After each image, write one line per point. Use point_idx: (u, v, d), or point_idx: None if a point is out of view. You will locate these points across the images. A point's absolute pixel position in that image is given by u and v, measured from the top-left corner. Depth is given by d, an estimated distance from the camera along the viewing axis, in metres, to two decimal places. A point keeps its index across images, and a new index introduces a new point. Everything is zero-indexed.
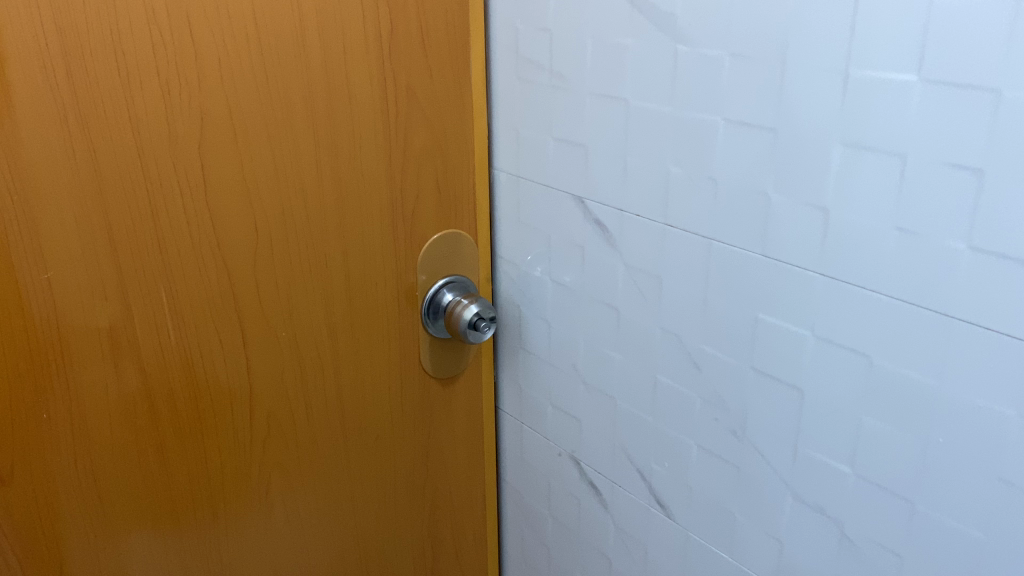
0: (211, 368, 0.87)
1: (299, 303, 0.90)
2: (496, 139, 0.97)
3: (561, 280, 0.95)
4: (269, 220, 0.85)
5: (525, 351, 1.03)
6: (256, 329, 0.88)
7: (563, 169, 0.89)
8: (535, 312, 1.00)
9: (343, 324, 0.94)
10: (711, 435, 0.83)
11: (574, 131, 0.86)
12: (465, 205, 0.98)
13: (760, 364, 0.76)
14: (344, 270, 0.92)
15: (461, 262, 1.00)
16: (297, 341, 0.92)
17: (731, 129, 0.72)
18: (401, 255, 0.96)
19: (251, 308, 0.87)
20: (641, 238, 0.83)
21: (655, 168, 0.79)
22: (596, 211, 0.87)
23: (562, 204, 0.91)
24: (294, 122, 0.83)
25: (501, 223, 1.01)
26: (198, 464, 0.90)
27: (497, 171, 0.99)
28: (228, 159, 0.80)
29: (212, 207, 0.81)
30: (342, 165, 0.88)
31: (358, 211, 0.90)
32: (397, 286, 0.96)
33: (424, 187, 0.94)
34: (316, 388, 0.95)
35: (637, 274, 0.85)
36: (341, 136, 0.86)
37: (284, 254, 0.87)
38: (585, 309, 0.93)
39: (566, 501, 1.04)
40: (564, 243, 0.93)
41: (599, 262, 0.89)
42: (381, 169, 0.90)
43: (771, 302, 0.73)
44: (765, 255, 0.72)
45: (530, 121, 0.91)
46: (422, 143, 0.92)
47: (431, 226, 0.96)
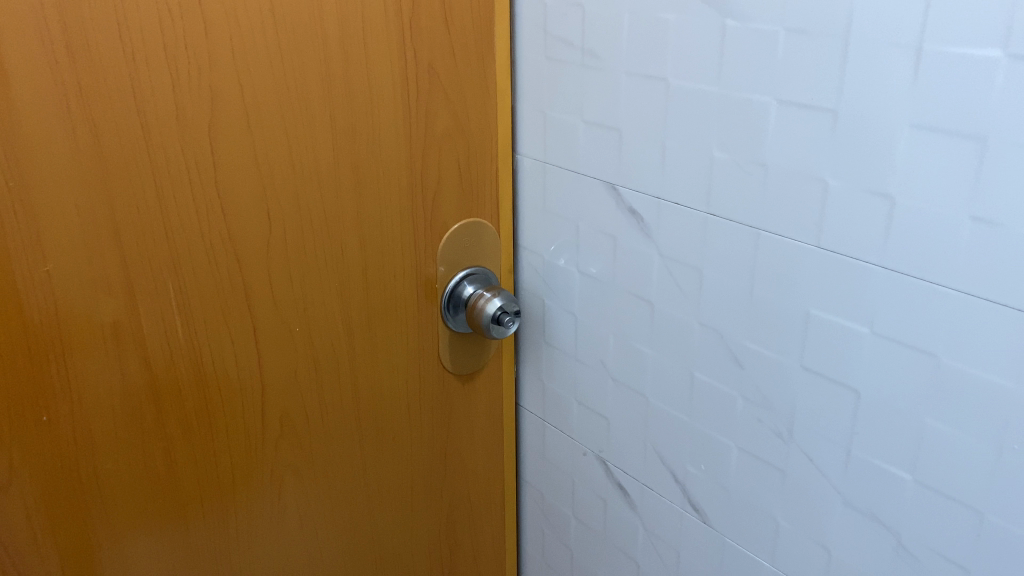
0: (221, 366, 0.82)
1: (314, 296, 0.85)
2: (520, 122, 0.92)
3: (589, 272, 0.90)
4: (284, 208, 0.80)
5: (547, 347, 0.98)
6: (267, 324, 0.83)
7: (595, 154, 0.84)
8: (559, 305, 0.95)
9: (359, 317, 0.89)
10: (754, 437, 0.78)
11: (608, 113, 0.81)
12: (487, 193, 0.93)
13: (811, 362, 0.71)
14: (361, 262, 0.87)
15: (483, 253, 0.95)
16: (311, 337, 0.87)
17: (785, 110, 0.67)
18: (421, 245, 0.90)
19: (262, 301, 0.82)
20: (679, 227, 0.78)
21: (698, 153, 0.74)
22: (630, 199, 0.82)
23: (593, 192, 0.86)
24: (312, 104, 0.78)
25: (524, 212, 0.95)
26: (207, 466, 0.85)
27: (521, 157, 0.93)
28: (241, 143, 0.75)
29: (222, 194, 0.76)
30: (361, 150, 0.82)
31: (377, 199, 0.85)
32: (415, 278, 0.91)
33: (445, 174, 0.89)
34: (330, 386, 0.90)
35: (674, 266, 0.80)
36: (359, 118, 0.81)
37: (299, 244, 0.82)
38: (614, 302, 0.88)
39: (591, 503, 0.99)
40: (593, 233, 0.88)
41: (632, 253, 0.84)
42: (401, 154, 0.85)
43: (825, 295, 0.68)
44: (820, 245, 0.68)
45: (559, 104, 0.86)
46: (444, 127, 0.87)
47: (452, 215, 0.91)
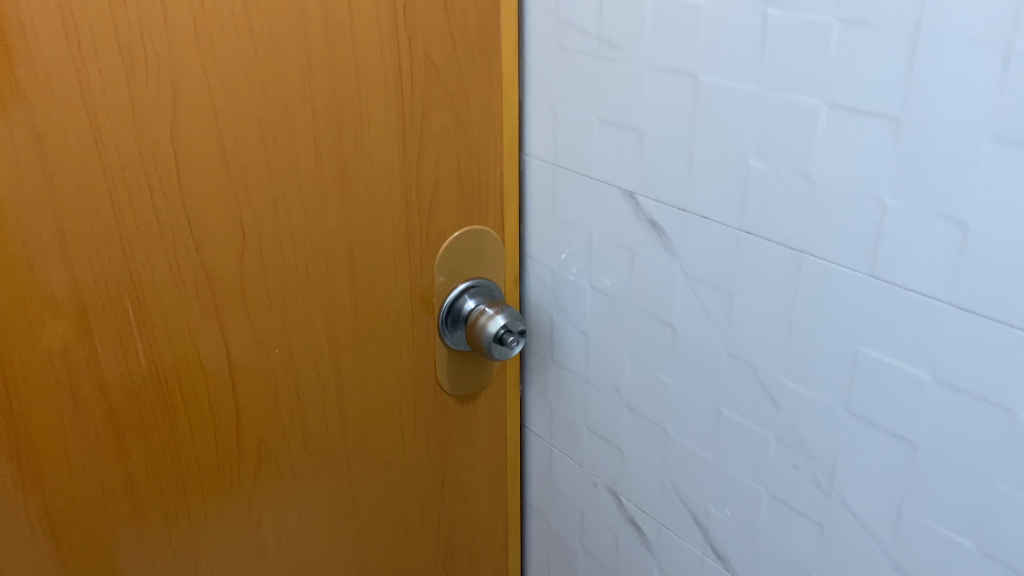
0: (189, 392, 0.73)
1: (295, 314, 0.76)
2: (528, 119, 0.82)
3: (602, 287, 0.80)
4: (260, 217, 0.71)
5: (555, 367, 0.89)
6: (242, 345, 0.74)
7: (612, 158, 0.75)
8: (568, 323, 0.85)
9: (346, 336, 0.80)
10: (789, 484, 0.69)
11: (627, 112, 0.71)
12: (491, 198, 0.83)
13: (858, 407, 0.62)
14: (349, 275, 0.78)
15: (485, 264, 0.86)
16: (292, 359, 0.78)
17: (836, 116, 0.57)
18: (416, 256, 0.81)
19: (236, 321, 0.73)
20: (707, 244, 0.68)
21: (731, 161, 0.64)
22: (651, 209, 0.72)
23: (609, 199, 0.76)
24: (290, 100, 0.68)
25: (531, 217, 0.86)
26: (177, 501, 0.76)
27: (528, 157, 0.84)
28: (209, 144, 0.66)
29: (188, 202, 0.67)
30: (347, 151, 0.73)
31: (365, 205, 0.76)
32: (410, 292, 0.82)
33: (443, 176, 0.79)
34: (314, 411, 0.81)
35: (700, 287, 0.70)
36: (346, 115, 0.71)
37: (277, 257, 0.73)
38: (631, 323, 0.78)
39: (601, 537, 0.91)
40: (608, 245, 0.78)
41: (652, 270, 0.74)
42: (393, 155, 0.75)
43: (878, 332, 0.59)
44: (874, 274, 0.58)
45: (572, 100, 0.76)
46: (443, 124, 0.77)
47: (451, 222, 0.82)
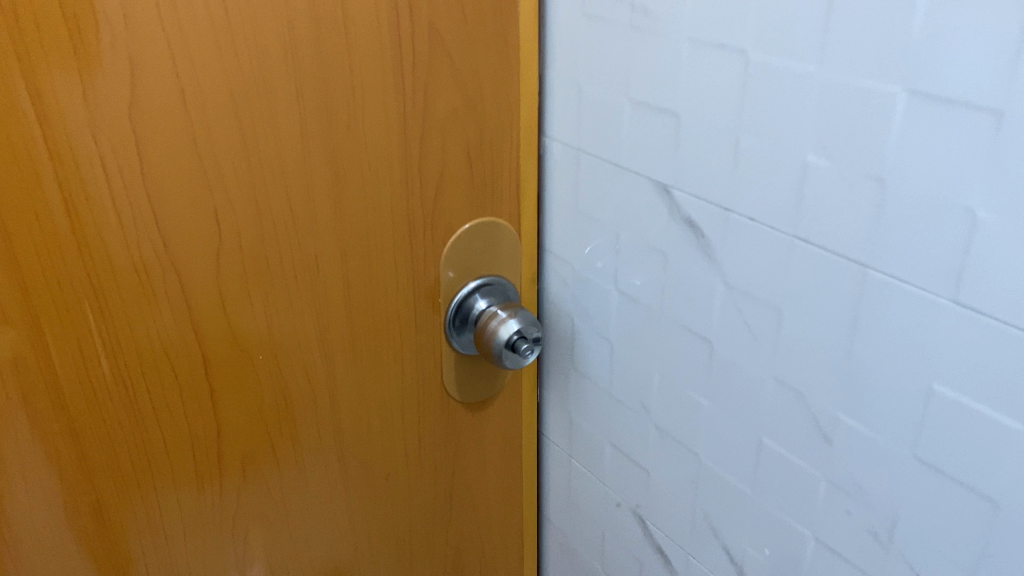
0: (162, 407, 0.65)
1: (281, 318, 0.68)
2: (550, 97, 0.72)
3: (630, 291, 0.71)
4: (239, 209, 0.62)
5: (575, 375, 0.80)
6: (220, 355, 0.66)
7: (643, 145, 0.64)
8: (591, 328, 0.76)
9: (339, 342, 0.71)
10: (843, 533, 0.60)
11: (662, 93, 0.61)
12: (505, 186, 0.74)
13: (929, 455, 0.53)
14: (342, 275, 0.69)
15: (499, 260, 0.76)
16: (279, 369, 0.69)
17: (918, 106, 0.46)
18: (419, 252, 0.72)
19: (214, 327, 0.65)
20: (755, 251, 0.59)
21: (786, 157, 0.54)
22: (687, 207, 0.62)
23: (640, 193, 0.66)
24: (271, 78, 0.59)
25: (552, 208, 0.77)
26: (151, 525, 0.68)
27: (549, 140, 0.74)
28: (176, 126, 0.57)
29: (152, 192, 0.58)
30: (338, 135, 0.64)
31: (360, 196, 0.67)
32: (412, 291, 0.73)
33: (450, 162, 0.70)
34: (306, 426, 0.73)
35: (743, 299, 0.61)
36: (336, 93, 0.62)
37: (259, 254, 0.64)
38: (661, 335, 0.69)
39: (624, 563, 0.82)
40: (638, 244, 0.68)
41: (687, 277, 0.65)
42: (392, 139, 0.66)
43: (958, 369, 0.50)
44: (956, 301, 0.48)
45: (598, 76, 0.66)
46: (449, 103, 0.68)
47: (459, 214, 0.73)
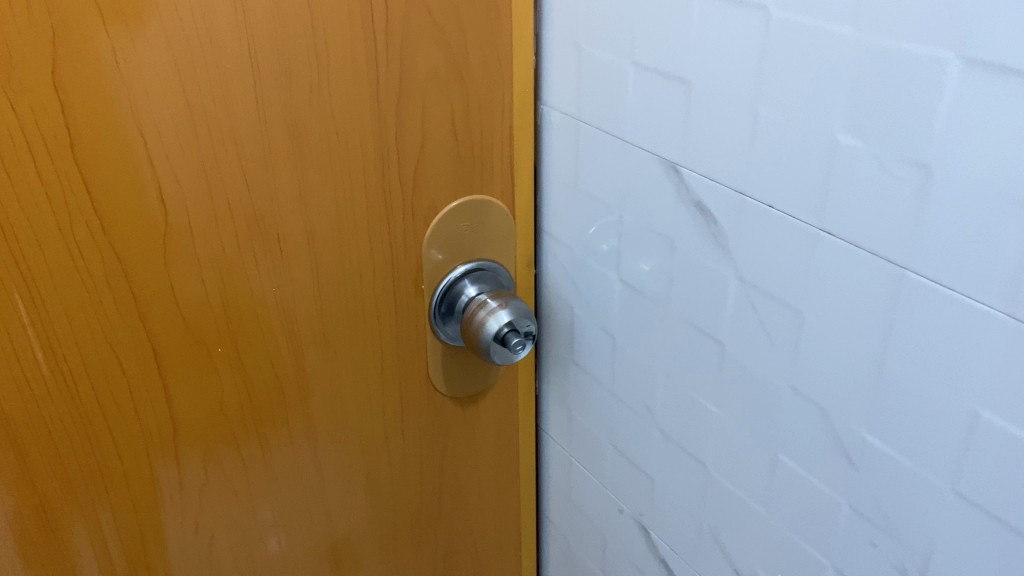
0: (109, 404, 0.59)
1: (242, 307, 0.61)
2: (547, 60, 0.64)
3: (632, 281, 0.63)
4: (188, 187, 0.55)
5: (575, 370, 0.72)
6: (174, 347, 0.59)
7: (647, 117, 0.56)
8: (591, 318, 0.69)
9: (310, 333, 0.65)
10: (867, 568, 0.52)
11: (670, 57, 0.53)
12: (496, 161, 0.66)
13: (969, 490, 0.45)
14: (311, 259, 0.62)
15: (489, 243, 0.69)
16: (241, 362, 0.63)
17: (976, 78, 0.38)
18: (399, 233, 0.65)
19: (164, 318, 0.58)
20: (773, 244, 0.50)
21: (812, 135, 0.46)
22: (698, 190, 0.54)
23: (644, 172, 0.58)
24: (220, 39, 0.52)
25: (550, 186, 0.69)
26: (104, 530, 0.62)
27: (546, 108, 0.66)
28: (110, 93, 0.50)
29: (86, 169, 0.51)
30: (300, 104, 0.56)
31: (329, 172, 0.59)
32: (391, 276, 0.66)
33: (432, 133, 0.62)
34: (275, 423, 0.67)
35: (759, 297, 0.53)
36: (297, 56, 0.55)
37: (214, 237, 0.57)
38: (667, 332, 0.61)
39: (625, 572, 0.75)
40: (642, 229, 0.60)
41: (696, 270, 0.57)
42: (364, 107, 0.59)
43: (1011, 395, 0.41)
44: (1012, 315, 0.40)
45: (599, 37, 0.58)
46: (430, 66, 0.60)
47: (444, 191, 0.65)
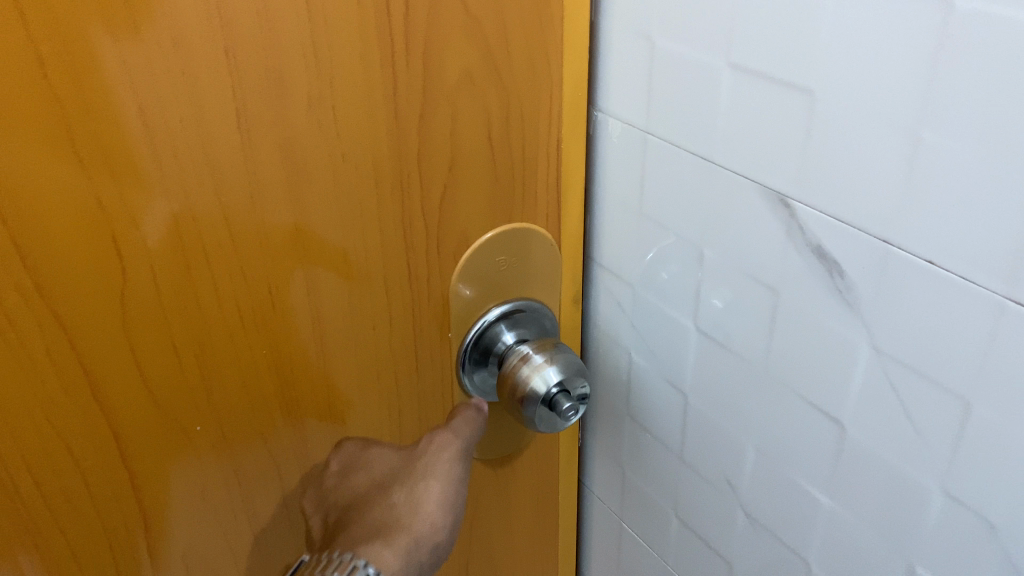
0: (61, 502, 0.46)
1: (228, 375, 0.48)
2: (606, 55, 0.51)
3: (714, 332, 0.51)
4: (149, 231, 0.42)
5: (633, 425, 0.60)
6: (143, 429, 0.47)
7: (747, 133, 0.43)
8: (655, 370, 0.56)
9: (313, 397, 0.52)
10: None
11: (786, 57, 0.40)
12: (540, 180, 0.53)
13: None
14: (311, 311, 0.49)
15: (530, 278, 0.56)
16: (228, 438, 0.50)
17: None
18: (422, 274, 0.52)
19: (128, 396, 0.45)
20: (930, 312, 0.38)
21: (1008, 174, 0.33)
22: (819, 230, 0.42)
23: (738, 202, 0.45)
24: (190, 43, 0.39)
25: (605, 208, 0.56)
26: None
27: (602, 114, 0.53)
28: (38, 114, 0.37)
29: (8, 212, 0.38)
30: (299, 124, 0.43)
31: (335, 205, 0.46)
32: (412, 325, 0.54)
33: (465, 152, 0.49)
34: (270, 503, 0.54)
35: (902, 376, 0.41)
36: (291, 58, 0.41)
37: (187, 292, 0.44)
38: (762, 399, 0.49)
39: None
40: (731, 272, 0.48)
41: (811, 329, 0.44)
42: (378, 121, 0.45)
43: None
44: None
45: (682, 28, 0.45)
46: (462, 67, 0.46)
47: (478, 221, 0.52)
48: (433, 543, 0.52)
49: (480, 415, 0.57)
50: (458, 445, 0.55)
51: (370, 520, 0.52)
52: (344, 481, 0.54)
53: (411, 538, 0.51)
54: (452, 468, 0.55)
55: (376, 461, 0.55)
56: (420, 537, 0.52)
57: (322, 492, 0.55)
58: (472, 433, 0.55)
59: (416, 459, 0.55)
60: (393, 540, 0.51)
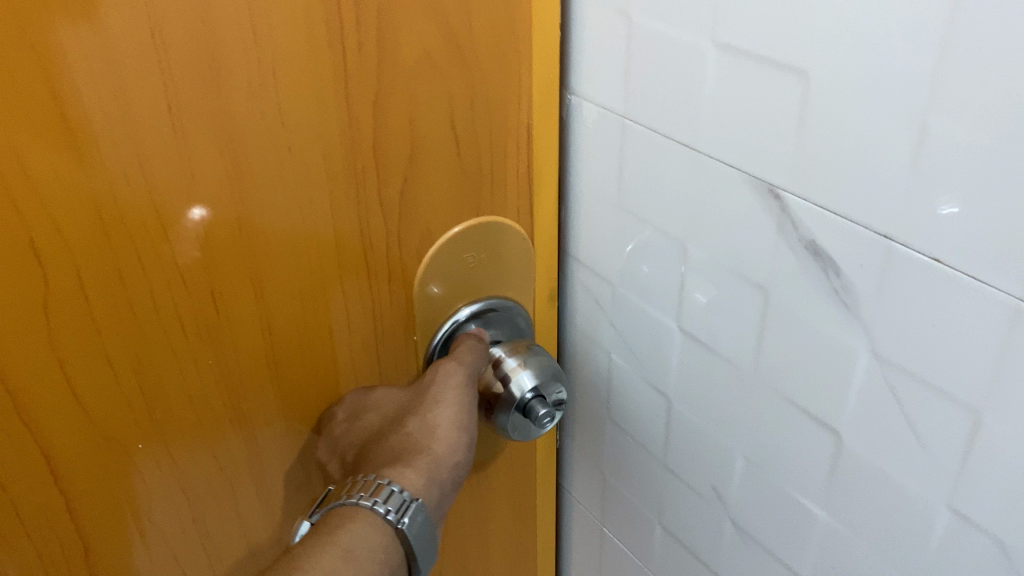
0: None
1: (173, 392, 0.44)
2: (579, 34, 0.47)
3: (700, 332, 0.47)
4: (75, 239, 0.37)
5: (614, 428, 0.57)
6: (80, 454, 0.42)
7: (735, 119, 0.39)
8: (637, 371, 0.53)
9: (268, 410, 0.48)
10: None
11: (778, 36, 0.36)
12: (510, 170, 0.50)
13: None
14: (261, 319, 0.45)
15: (501, 274, 0.53)
16: (175, 462, 0.46)
17: None
18: (384, 274, 0.48)
19: (62, 422, 0.41)
20: (935, 316, 0.35)
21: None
22: (814, 226, 0.38)
23: (725, 193, 0.42)
24: (109, 28, 0.34)
25: (582, 199, 0.52)
26: None
27: (576, 98, 0.49)
28: None
29: None
30: (240, 115, 0.39)
31: (284, 201, 0.42)
32: (375, 328, 0.50)
33: (427, 142, 0.45)
34: (225, 529, 0.50)
35: (905, 385, 0.37)
36: (226, 41, 0.37)
37: (121, 305, 0.40)
38: (753, 405, 0.45)
39: None
40: (719, 269, 0.44)
41: (805, 333, 0.41)
42: (328, 109, 0.41)
43: None
44: None
45: (662, 4, 0.41)
46: (421, 51, 0.42)
47: (443, 216, 0.48)
48: (455, 465, 0.49)
49: (481, 342, 0.52)
50: (464, 373, 0.50)
51: (388, 449, 0.49)
52: (355, 423, 0.50)
53: (432, 459, 0.48)
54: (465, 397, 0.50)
55: (384, 398, 0.51)
56: (441, 459, 0.48)
57: (332, 438, 0.51)
58: (478, 359, 0.51)
59: (423, 391, 0.50)
60: (415, 462, 0.47)
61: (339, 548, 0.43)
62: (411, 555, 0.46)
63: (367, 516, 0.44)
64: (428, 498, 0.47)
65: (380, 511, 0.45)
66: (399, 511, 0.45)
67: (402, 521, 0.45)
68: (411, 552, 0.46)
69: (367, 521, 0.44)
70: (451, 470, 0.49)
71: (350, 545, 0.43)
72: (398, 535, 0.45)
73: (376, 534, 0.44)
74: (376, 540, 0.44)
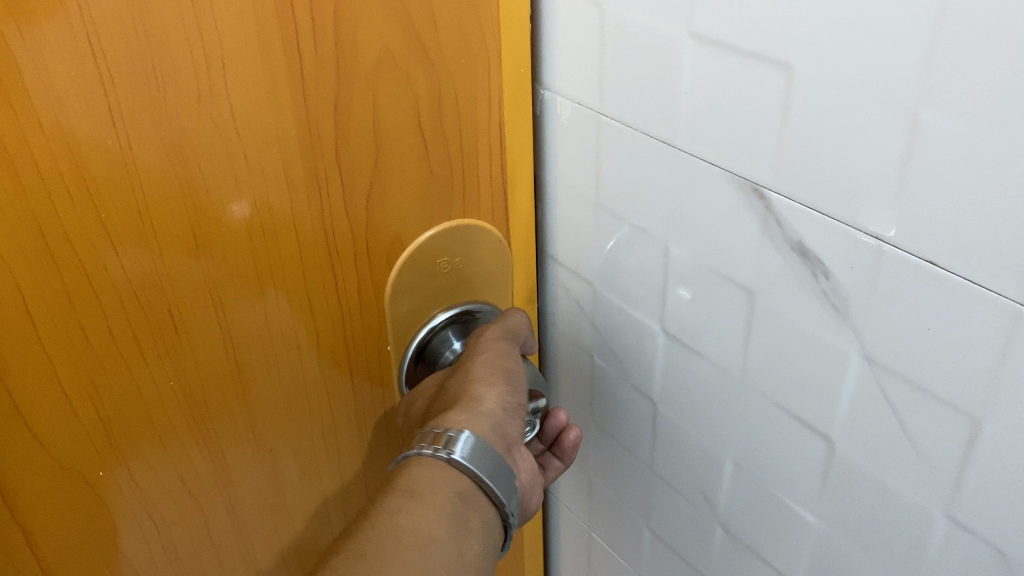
0: None
1: (133, 416, 0.41)
2: (549, 25, 0.44)
3: (684, 334, 0.45)
4: (16, 265, 0.35)
5: (598, 431, 0.55)
6: (36, 484, 0.40)
7: (715, 114, 0.37)
8: (619, 373, 0.51)
9: (237, 428, 0.46)
10: None
11: (758, 27, 0.34)
12: (481, 170, 0.47)
13: None
14: (225, 335, 0.43)
15: (473, 278, 0.51)
16: (141, 488, 0.43)
17: None
18: (353, 283, 0.46)
19: (16, 457, 0.38)
20: (929, 320, 0.33)
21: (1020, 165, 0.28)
22: (800, 226, 0.36)
23: (707, 191, 0.40)
24: (40, 41, 0.32)
25: (557, 196, 0.50)
26: None
27: (549, 93, 0.47)
28: None
29: None
30: (191, 126, 0.36)
31: (242, 213, 0.40)
32: (345, 338, 0.48)
33: (392, 145, 0.43)
34: (197, 553, 0.48)
35: (898, 391, 0.36)
36: (172, 47, 0.34)
37: (73, 328, 0.37)
38: (740, 408, 0.44)
39: None
40: (702, 269, 0.42)
41: (793, 336, 0.39)
42: (285, 115, 0.39)
43: None
44: None
45: None
46: (381, 50, 0.40)
47: (413, 221, 0.46)
48: (506, 400, 0.47)
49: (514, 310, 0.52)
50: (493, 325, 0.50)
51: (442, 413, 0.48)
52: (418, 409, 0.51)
53: (475, 396, 0.46)
54: (499, 343, 0.49)
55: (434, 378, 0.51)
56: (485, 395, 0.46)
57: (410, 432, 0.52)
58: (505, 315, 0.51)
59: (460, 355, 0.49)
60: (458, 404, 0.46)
61: (401, 490, 0.43)
62: (486, 484, 0.44)
63: (420, 461, 0.44)
64: (481, 429, 0.45)
65: (430, 452, 0.44)
66: (445, 446, 0.44)
67: (452, 453, 0.43)
68: (483, 481, 0.44)
69: (421, 464, 0.44)
70: (506, 409, 0.47)
71: (411, 485, 0.43)
72: (460, 467, 0.43)
73: (437, 472, 0.43)
74: (437, 476, 0.43)
